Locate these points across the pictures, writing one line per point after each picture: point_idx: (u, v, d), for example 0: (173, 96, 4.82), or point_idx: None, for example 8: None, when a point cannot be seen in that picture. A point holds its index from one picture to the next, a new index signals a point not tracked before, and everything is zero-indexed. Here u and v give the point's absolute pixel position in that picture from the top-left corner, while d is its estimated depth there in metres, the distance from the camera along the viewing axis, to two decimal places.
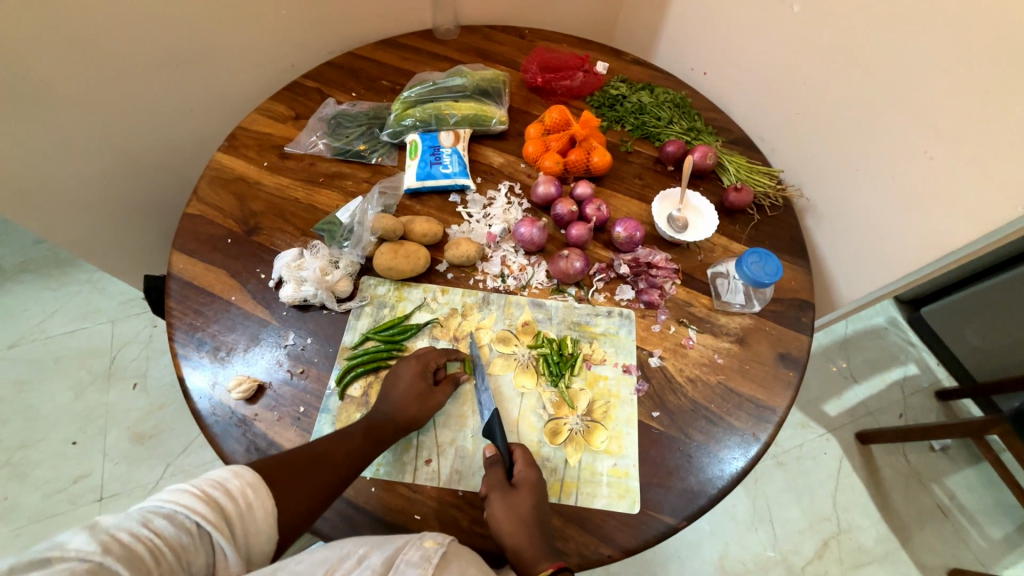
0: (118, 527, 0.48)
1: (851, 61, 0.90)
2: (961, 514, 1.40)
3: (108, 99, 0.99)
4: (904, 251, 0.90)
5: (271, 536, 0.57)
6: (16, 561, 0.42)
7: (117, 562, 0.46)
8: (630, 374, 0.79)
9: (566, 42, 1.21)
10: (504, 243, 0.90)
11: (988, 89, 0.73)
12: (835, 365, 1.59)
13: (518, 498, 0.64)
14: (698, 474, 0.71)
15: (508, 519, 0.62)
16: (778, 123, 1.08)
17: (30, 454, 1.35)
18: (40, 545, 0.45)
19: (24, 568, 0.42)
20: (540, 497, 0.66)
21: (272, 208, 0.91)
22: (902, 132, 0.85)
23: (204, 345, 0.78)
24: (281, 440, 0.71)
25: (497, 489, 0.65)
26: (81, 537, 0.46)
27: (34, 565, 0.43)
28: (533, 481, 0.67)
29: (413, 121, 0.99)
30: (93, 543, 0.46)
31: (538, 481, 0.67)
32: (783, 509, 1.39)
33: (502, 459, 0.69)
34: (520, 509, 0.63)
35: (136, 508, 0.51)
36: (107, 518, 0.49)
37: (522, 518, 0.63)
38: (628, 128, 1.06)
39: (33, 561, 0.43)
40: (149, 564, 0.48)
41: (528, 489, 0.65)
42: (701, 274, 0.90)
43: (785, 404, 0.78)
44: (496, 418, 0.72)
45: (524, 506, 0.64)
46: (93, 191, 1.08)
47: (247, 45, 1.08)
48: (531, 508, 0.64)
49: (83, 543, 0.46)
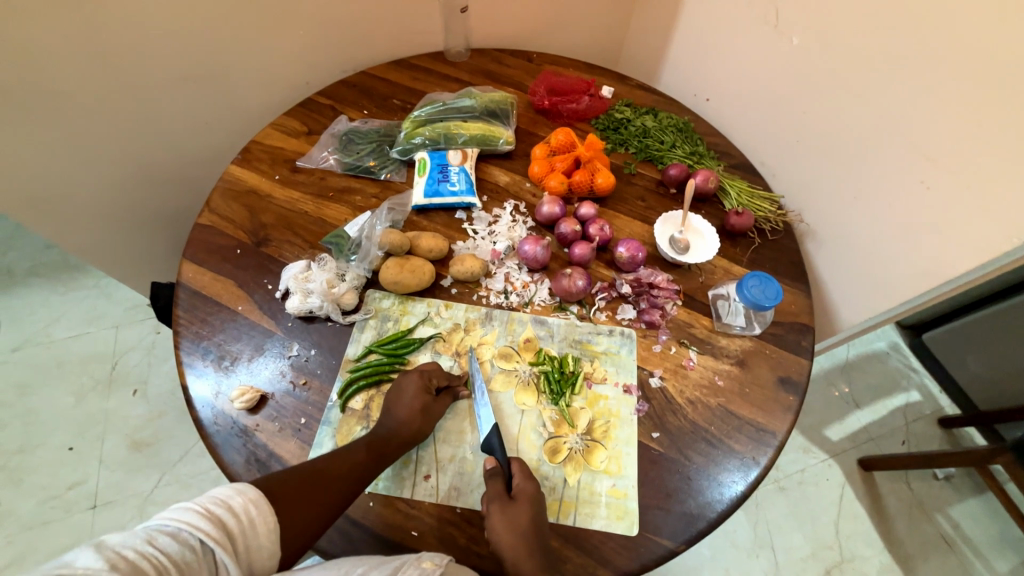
0: (123, 544, 0.49)
1: (851, 91, 0.92)
2: (965, 545, 1.38)
3: (126, 110, 1.02)
4: (905, 278, 0.91)
5: (273, 552, 0.57)
6: None
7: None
8: (631, 394, 0.80)
9: (573, 66, 1.24)
10: (508, 260, 0.92)
11: (982, 118, 0.75)
12: (837, 389, 1.58)
13: (518, 508, 0.65)
14: (697, 497, 0.71)
15: (508, 528, 0.63)
16: (779, 150, 1.10)
17: (28, 459, 1.35)
18: (47, 564, 0.45)
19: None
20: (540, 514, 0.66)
21: (281, 221, 0.93)
22: (902, 162, 0.87)
23: (209, 354, 0.79)
24: (281, 451, 0.72)
25: (497, 498, 0.65)
26: (87, 555, 0.47)
27: None
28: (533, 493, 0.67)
29: (423, 139, 1.02)
30: (100, 560, 0.47)
31: (537, 493, 0.67)
32: (783, 535, 1.37)
33: (502, 470, 0.69)
34: (521, 519, 0.64)
35: (140, 528, 0.52)
36: (112, 537, 0.50)
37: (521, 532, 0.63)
38: (632, 151, 1.08)
39: None
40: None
41: (527, 500, 0.66)
42: (703, 295, 0.91)
43: (785, 428, 0.78)
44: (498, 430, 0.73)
45: (524, 517, 0.64)
46: (106, 199, 1.10)
47: (263, 62, 1.12)
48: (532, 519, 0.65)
49: (91, 561, 0.46)
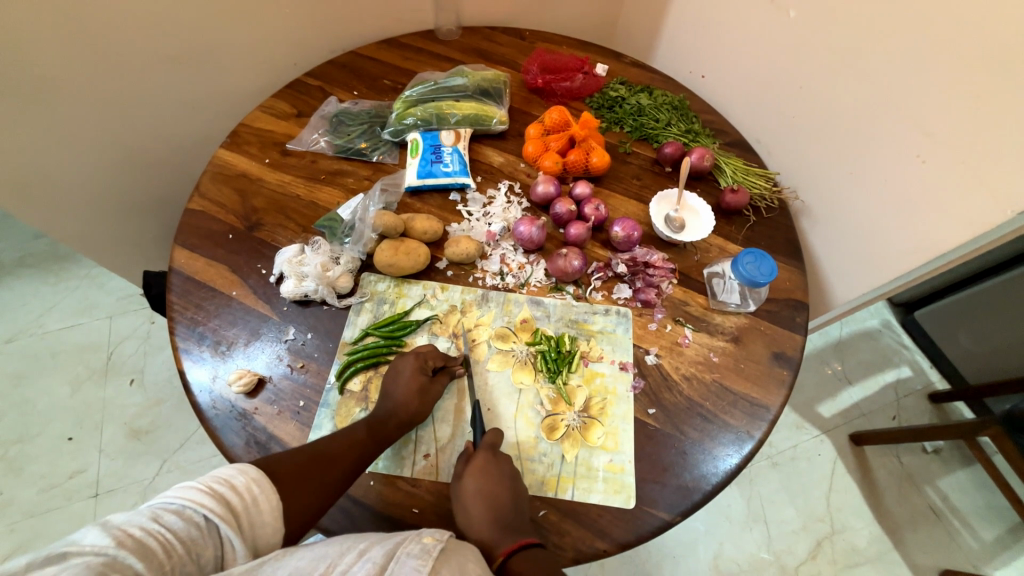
0: (128, 523, 0.50)
1: (846, 66, 0.91)
2: (953, 516, 1.42)
3: (112, 94, 1.00)
4: (898, 254, 0.91)
5: (277, 529, 0.58)
6: (33, 557, 0.43)
7: (131, 554, 0.47)
8: (627, 371, 0.80)
9: (567, 44, 1.22)
10: (503, 241, 0.91)
11: (978, 91, 0.74)
12: (830, 367, 1.60)
13: (464, 482, 0.66)
14: (692, 471, 0.72)
15: (465, 508, 0.65)
16: (774, 127, 1.10)
17: (27, 449, 1.35)
18: (55, 543, 0.46)
19: (41, 563, 0.43)
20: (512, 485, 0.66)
21: (274, 205, 0.92)
22: (897, 137, 0.86)
23: (205, 339, 0.79)
24: (281, 434, 0.72)
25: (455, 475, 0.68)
26: (93, 533, 0.47)
27: (51, 560, 0.44)
28: (489, 464, 0.67)
29: (415, 120, 1.00)
30: (106, 538, 0.47)
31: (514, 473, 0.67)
32: (776, 509, 1.40)
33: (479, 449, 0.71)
34: (470, 494, 0.65)
35: (145, 507, 0.53)
36: (117, 516, 0.50)
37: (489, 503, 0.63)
38: (627, 129, 1.07)
39: (49, 557, 0.44)
40: (161, 557, 0.49)
41: (473, 472, 0.66)
42: (698, 274, 0.91)
43: (779, 403, 0.79)
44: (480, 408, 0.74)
45: (472, 491, 0.65)
46: (95, 186, 1.09)
47: (250, 42, 1.09)
48: (486, 491, 0.64)
49: (96, 539, 0.47)
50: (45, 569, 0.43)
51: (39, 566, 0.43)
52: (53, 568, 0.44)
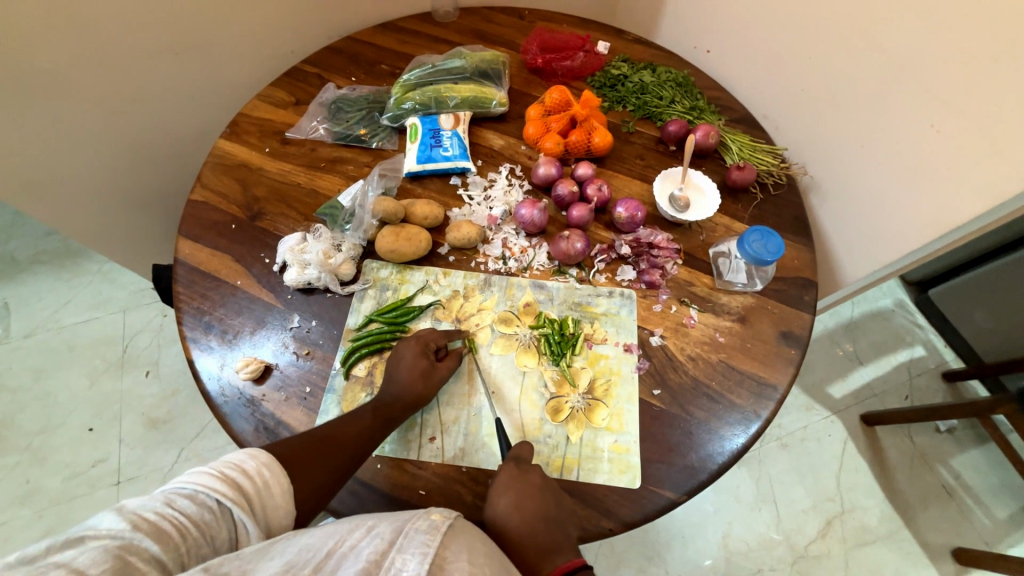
0: (143, 508, 0.51)
1: (856, 36, 0.89)
2: (965, 494, 1.40)
3: (113, 88, 0.99)
4: (908, 230, 0.89)
5: (289, 511, 0.59)
6: (52, 541, 0.44)
7: (146, 537, 0.48)
8: (631, 352, 0.80)
9: (567, 22, 1.20)
10: (505, 225, 0.91)
11: (994, 55, 0.72)
12: (841, 348, 1.58)
13: (496, 499, 0.64)
14: (698, 450, 0.72)
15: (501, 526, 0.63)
16: (781, 102, 1.07)
17: (50, 440, 1.39)
18: (73, 528, 0.47)
19: (60, 547, 0.44)
20: (528, 470, 0.66)
21: (274, 194, 0.92)
22: (909, 106, 0.84)
23: (212, 328, 0.79)
24: (289, 419, 0.73)
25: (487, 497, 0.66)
26: (110, 518, 0.48)
27: (69, 543, 0.45)
28: (518, 478, 0.66)
29: (413, 104, 1.00)
30: (122, 522, 0.48)
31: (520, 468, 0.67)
32: (787, 489, 1.39)
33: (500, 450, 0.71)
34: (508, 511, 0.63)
35: (159, 492, 0.54)
36: (132, 501, 0.51)
37: (529, 512, 0.63)
38: (629, 108, 1.05)
39: (68, 540, 0.45)
40: (176, 539, 0.50)
41: (504, 489, 0.65)
42: (703, 254, 0.89)
43: (786, 381, 0.78)
44: (500, 423, 0.73)
45: (507, 507, 0.63)
46: (103, 181, 1.09)
47: (246, 28, 1.08)
48: (522, 503, 0.64)
49: (113, 523, 0.48)
50: (65, 552, 0.44)
51: (59, 548, 0.44)
52: (72, 551, 0.45)
